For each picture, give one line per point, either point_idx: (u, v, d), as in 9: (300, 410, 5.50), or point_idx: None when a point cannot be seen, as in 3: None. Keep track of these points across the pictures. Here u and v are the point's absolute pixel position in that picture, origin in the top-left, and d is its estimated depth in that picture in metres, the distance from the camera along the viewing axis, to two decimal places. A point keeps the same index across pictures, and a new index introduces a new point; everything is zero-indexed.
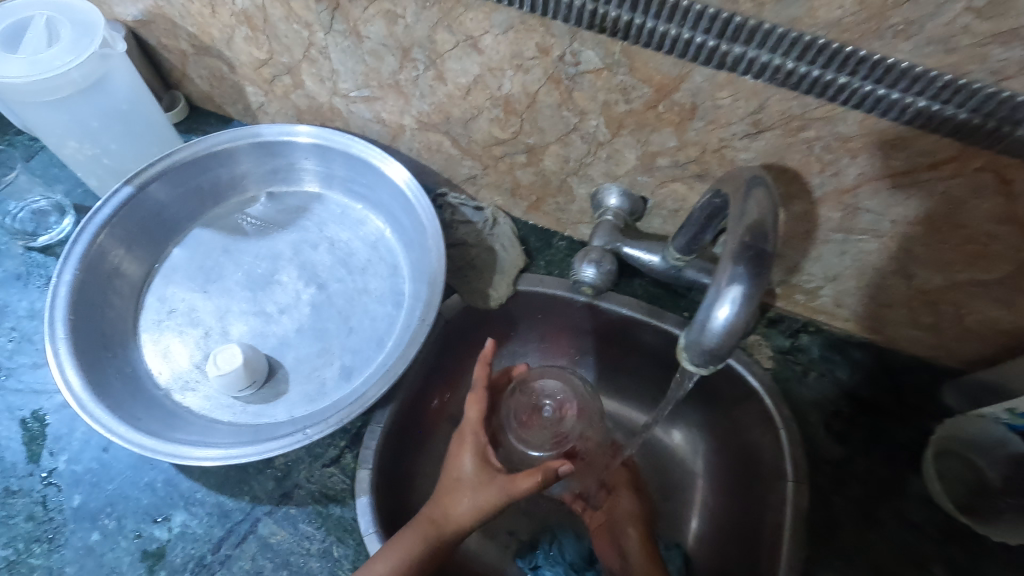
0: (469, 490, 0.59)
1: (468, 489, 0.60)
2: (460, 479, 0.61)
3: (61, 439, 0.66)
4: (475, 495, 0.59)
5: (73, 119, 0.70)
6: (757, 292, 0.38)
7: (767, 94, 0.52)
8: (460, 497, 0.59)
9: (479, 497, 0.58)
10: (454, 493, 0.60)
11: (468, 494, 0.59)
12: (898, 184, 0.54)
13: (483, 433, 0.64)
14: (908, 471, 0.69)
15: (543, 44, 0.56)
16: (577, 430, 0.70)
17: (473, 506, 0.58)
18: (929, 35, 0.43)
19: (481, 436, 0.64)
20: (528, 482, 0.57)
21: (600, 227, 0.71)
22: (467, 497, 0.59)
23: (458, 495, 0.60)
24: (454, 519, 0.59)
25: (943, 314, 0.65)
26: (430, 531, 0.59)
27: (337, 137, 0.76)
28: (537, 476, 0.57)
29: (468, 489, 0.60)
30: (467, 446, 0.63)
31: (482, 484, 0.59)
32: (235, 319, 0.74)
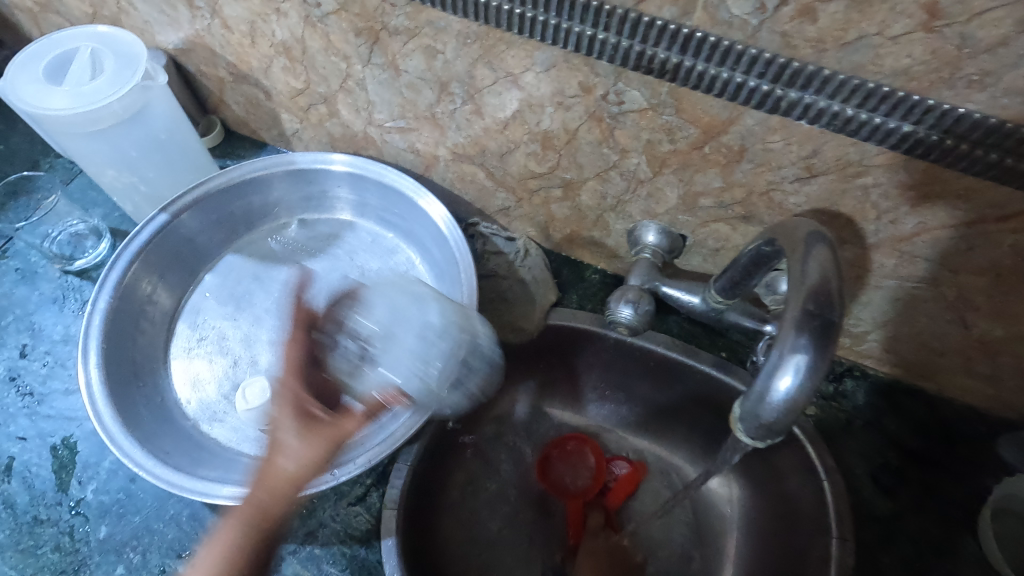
0: (298, 453, 0.56)
1: (297, 452, 0.56)
2: (285, 446, 0.56)
3: (90, 468, 0.66)
4: (303, 454, 0.56)
5: (113, 149, 0.70)
6: (822, 366, 0.36)
7: (823, 139, 0.49)
8: (288, 460, 0.56)
9: (306, 456, 0.56)
10: (278, 457, 0.56)
11: (299, 456, 0.56)
12: (961, 234, 0.51)
13: (303, 380, 0.59)
14: (962, 531, 0.64)
15: (586, 82, 0.55)
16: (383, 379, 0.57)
17: (302, 467, 0.56)
18: (1007, 86, 0.40)
19: (298, 381, 0.59)
20: (356, 422, 0.58)
21: (637, 265, 0.69)
22: (294, 460, 0.56)
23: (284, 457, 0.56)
24: (287, 485, 0.55)
25: (1004, 366, 0.62)
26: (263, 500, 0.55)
27: (371, 166, 0.75)
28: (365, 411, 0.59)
29: (294, 452, 0.56)
30: (281, 411, 0.58)
31: (309, 444, 0.56)
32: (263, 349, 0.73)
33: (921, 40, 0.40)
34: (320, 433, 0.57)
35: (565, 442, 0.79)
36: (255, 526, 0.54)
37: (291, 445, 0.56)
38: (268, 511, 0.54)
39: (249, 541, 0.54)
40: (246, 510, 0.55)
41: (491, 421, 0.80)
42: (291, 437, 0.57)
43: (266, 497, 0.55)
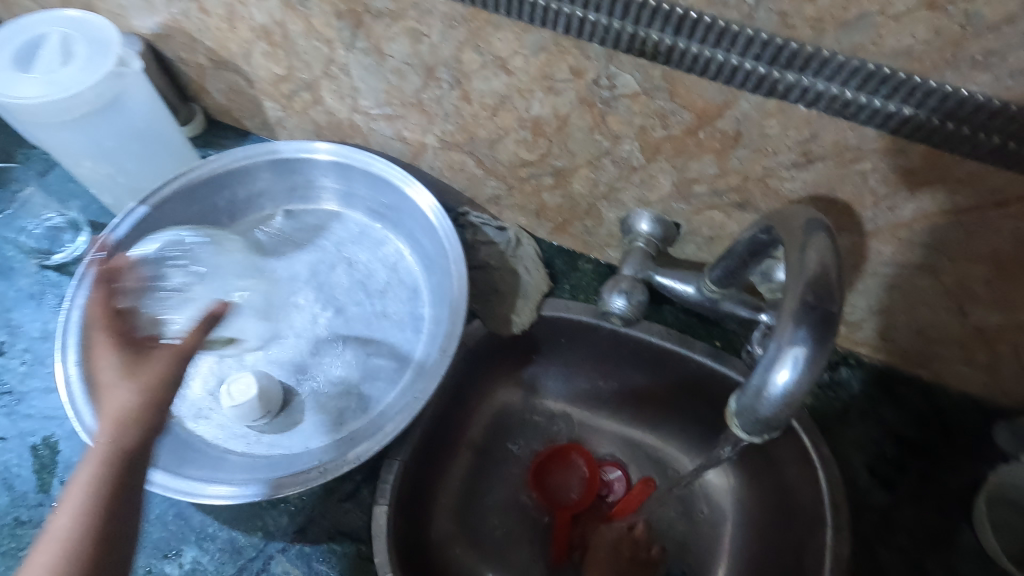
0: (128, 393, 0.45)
1: (119, 388, 0.46)
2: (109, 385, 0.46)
3: (72, 467, 0.64)
4: (136, 382, 0.46)
5: (89, 139, 0.68)
6: (822, 359, 0.35)
7: (822, 124, 0.48)
8: (121, 396, 0.45)
9: (141, 380, 0.46)
10: (109, 401, 0.45)
11: (131, 385, 0.45)
12: (961, 221, 0.50)
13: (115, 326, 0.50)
14: (958, 520, 0.64)
15: (577, 66, 0.53)
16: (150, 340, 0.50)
17: (146, 394, 0.45)
18: (1012, 66, 0.39)
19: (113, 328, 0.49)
20: (186, 337, 0.49)
21: (630, 255, 0.67)
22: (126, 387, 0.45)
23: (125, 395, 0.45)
24: (121, 422, 0.44)
25: (1001, 353, 0.61)
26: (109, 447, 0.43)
27: (357, 155, 0.73)
28: (197, 328, 0.51)
29: (124, 384, 0.46)
30: (100, 344, 0.48)
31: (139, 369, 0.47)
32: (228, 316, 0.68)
33: (925, 19, 0.39)
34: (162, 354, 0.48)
35: (554, 453, 0.77)
36: (110, 482, 0.42)
37: (114, 384, 0.46)
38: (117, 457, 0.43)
39: (105, 504, 0.41)
40: (88, 476, 0.42)
41: (485, 413, 0.79)
42: (118, 372, 0.46)
43: (112, 448, 0.43)
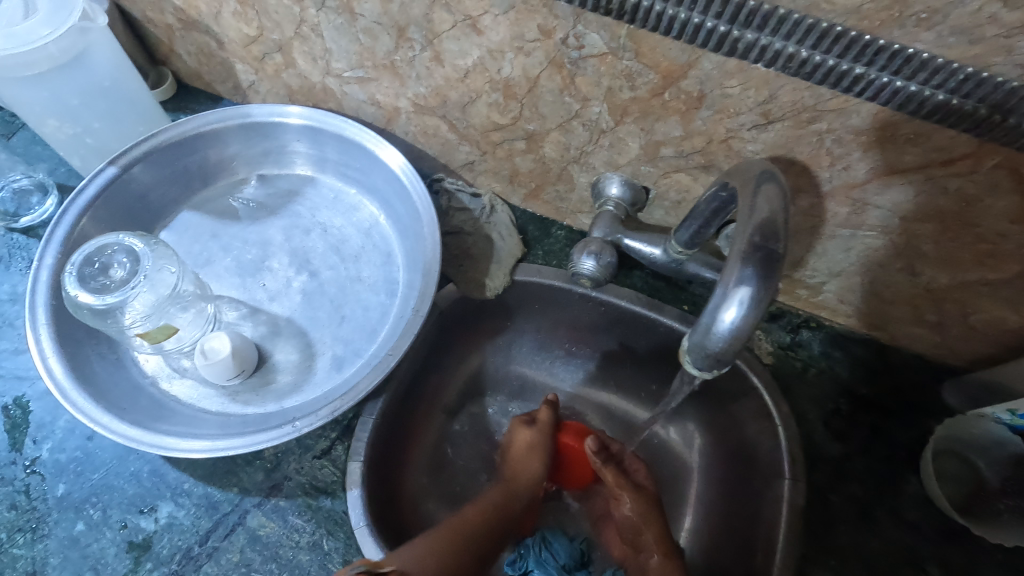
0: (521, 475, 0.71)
1: (529, 458, 0.72)
2: (522, 453, 0.72)
3: (45, 427, 0.64)
4: (531, 450, 0.72)
5: (52, 97, 0.67)
6: (766, 297, 0.37)
7: (779, 83, 0.49)
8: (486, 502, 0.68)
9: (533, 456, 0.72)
10: (524, 458, 0.72)
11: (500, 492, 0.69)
12: (910, 179, 0.53)
13: (518, 457, 0.72)
14: (905, 471, 0.68)
15: (546, 25, 0.54)
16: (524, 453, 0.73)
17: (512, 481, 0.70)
18: (954, 24, 0.41)
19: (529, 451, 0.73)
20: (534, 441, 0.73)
21: (600, 218, 0.69)
22: (532, 475, 0.71)
23: (517, 489, 0.70)
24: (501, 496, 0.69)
25: (949, 311, 0.64)
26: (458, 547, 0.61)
27: (329, 119, 0.73)
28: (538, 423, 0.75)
29: (492, 502, 0.68)
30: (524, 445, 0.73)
31: (533, 451, 0.72)
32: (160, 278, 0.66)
33: None
34: (542, 451, 0.72)
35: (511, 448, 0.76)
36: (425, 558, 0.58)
37: (529, 446, 0.73)
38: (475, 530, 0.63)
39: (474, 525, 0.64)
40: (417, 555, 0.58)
41: (460, 377, 0.80)
42: (525, 444, 0.73)
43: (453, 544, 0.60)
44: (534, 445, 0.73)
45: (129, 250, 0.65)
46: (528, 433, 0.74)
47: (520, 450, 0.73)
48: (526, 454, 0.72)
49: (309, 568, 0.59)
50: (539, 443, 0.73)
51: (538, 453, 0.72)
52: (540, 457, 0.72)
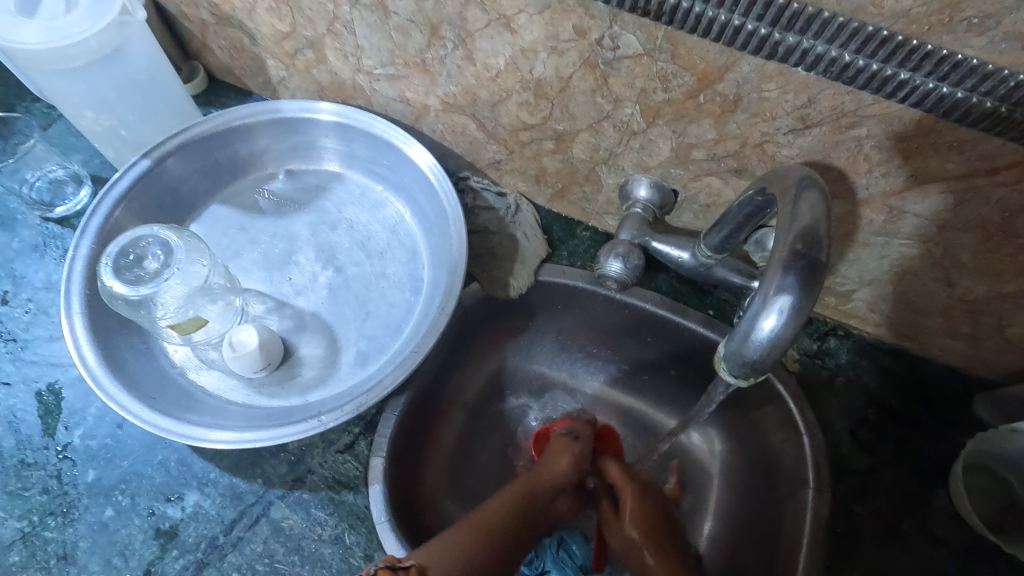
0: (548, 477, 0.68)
1: (559, 460, 0.69)
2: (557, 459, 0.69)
3: (76, 414, 0.66)
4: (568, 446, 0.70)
5: (89, 89, 0.68)
6: (808, 306, 0.36)
7: (819, 88, 0.49)
8: (504, 496, 0.65)
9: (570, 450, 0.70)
10: (557, 455, 0.69)
11: (520, 493, 0.65)
12: (951, 188, 0.52)
13: (555, 452, 0.70)
14: (935, 484, 0.66)
15: (581, 25, 0.54)
16: (564, 452, 0.70)
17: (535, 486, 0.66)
18: (1007, 30, 0.40)
19: (572, 451, 0.70)
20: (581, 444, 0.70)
21: (628, 220, 0.68)
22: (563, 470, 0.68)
23: (544, 484, 0.67)
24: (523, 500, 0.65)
25: (984, 323, 0.63)
26: (482, 550, 0.59)
27: (359, 116, 0.73)
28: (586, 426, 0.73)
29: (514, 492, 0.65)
30: (559, 446, 0.70)
31: (569, 447, 0.70)
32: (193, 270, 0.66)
33: None
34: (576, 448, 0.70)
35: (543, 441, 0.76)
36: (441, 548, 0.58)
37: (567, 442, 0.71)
38: (489, 533, 0.60)
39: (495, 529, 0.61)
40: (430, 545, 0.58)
41: (482, 376, 0.80)
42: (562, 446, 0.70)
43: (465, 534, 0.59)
44: (570, 446, 0.70)
45: (163, 242, 0.66)
46: (567, 443, 0.70)
47: (557, 451, 0.70)
48: (559, 448, 0.70)
49: (330, 562, 0.60)
50: (574, 448, 0.70)
51: (574, 455, 0.69)
52: (575, 461, 0.69)
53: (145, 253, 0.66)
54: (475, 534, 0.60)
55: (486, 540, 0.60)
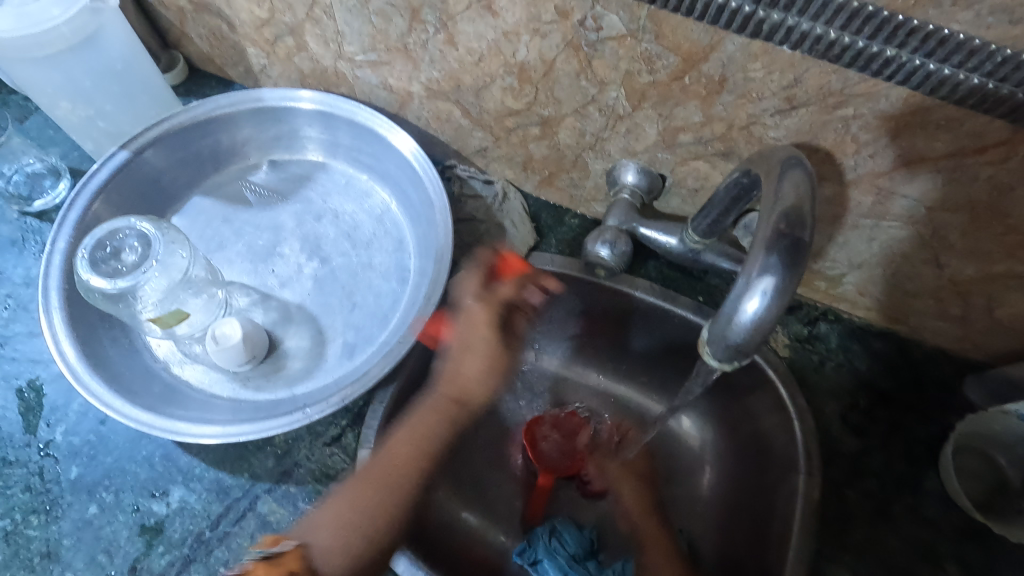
0: (461, 387, 0.66)
1: (471, 355, 0.67)
2: (468, 366, 0.67)
3: (58, 410, 0.65)
4: (480, 325, 0.67)
5: (64, 79, 0.67)
6: (790, 286, 0.36)
7: (804, 66, 0.48)
8: (422, 421, 0.64)
9: (484, 326, 0.67)
10: (467, 352, 0.67)
11: (418, 438, 0.63)
12: (939, 167, 0.51)
13: (461, 335, 0.67)
14: (925, 467, 0.66)
15: (563, 6, 0.53)
16: (489, 328, 0.68)
17: (463, 400, 0.66)
18: (993, 3, 0.39)
19: (484, 334, 0.67)
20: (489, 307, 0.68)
21: (615, 206, 0.68)
22: (479, 365, 0.67)
23: (466, 393, 0.66)
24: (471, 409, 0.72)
25: (974, 305, 0.62)
26: (393, 488, 0.59)
27: (341, 103, 0.72)
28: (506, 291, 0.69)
29: (432, 421, 0.64)
30: (472, 344, 0.67)
31: (491, 338, 0.68)
32: (173, 263, 0.64)
33: None
34: (490, 329, 0.68)
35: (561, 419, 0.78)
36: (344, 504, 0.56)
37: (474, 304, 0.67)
38: (387, 486, 0.59)
39: (416, 464, 0.61)
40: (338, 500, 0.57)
41: None
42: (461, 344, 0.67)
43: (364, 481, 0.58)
44: (488, 334, 0.67)
45: (140, 233, 0.64)
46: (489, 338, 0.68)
47: (471, 355, 0.67)
48: (470, 328, 0.67)
49: None
50: (488, 333, 0.67)
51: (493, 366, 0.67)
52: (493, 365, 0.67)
53: (128, 244, 0.64)
54: (383, 482, 0.59)
55: (384, 484, 0.59)
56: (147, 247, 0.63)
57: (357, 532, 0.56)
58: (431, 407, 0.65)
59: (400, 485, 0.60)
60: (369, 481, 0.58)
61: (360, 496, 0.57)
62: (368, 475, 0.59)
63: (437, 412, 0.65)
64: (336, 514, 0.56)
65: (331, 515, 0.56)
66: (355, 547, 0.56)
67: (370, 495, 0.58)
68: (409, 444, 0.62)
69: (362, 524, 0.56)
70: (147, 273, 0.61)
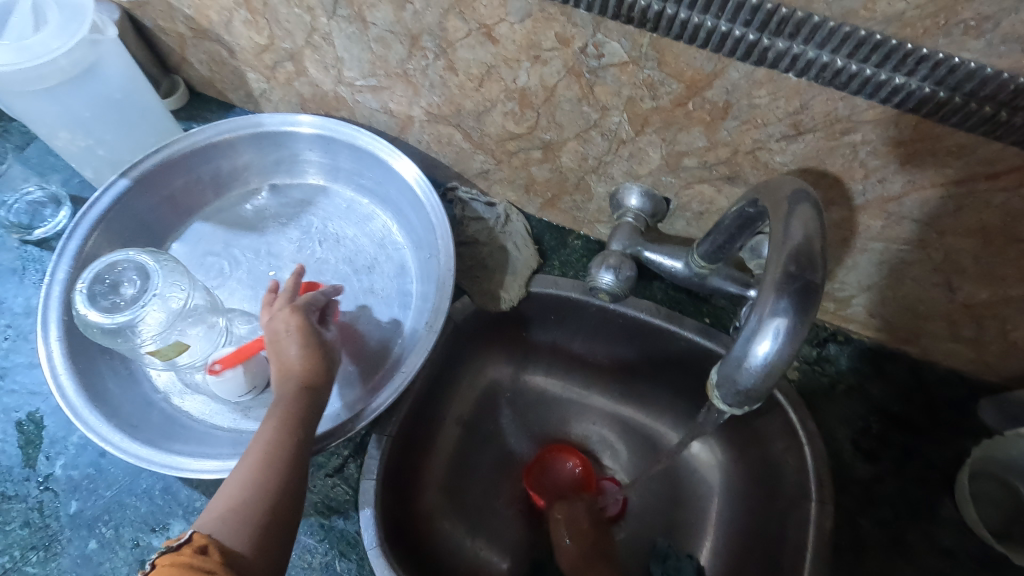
0: (300, 368, 0.55)
1: (287, 345, 0.57)
2: (291, 362, 0.55)
3: (58, 443, 0.64)
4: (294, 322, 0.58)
5: (64, 110, 0.66)
6: (802, 329, 0.34)
7: (811, 93, 0.47)
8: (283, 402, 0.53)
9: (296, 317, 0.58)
10: (286, 340, 0.57)
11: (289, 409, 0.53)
12: (951, 193, 0.50)
13: (288, 340, 0.57)
14: (940, 493, 0.65)
15: (563, 33, 0.52)
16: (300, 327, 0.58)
17: (314, 382, 0.55)
18: (1006, 32, 0.38)
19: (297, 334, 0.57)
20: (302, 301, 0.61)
21: (619, 229, 0.66)
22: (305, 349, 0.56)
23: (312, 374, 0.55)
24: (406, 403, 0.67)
25: (988, 328, 0.61)
26: (280, 465, 0.49)
27: (341, 128, 0.72)
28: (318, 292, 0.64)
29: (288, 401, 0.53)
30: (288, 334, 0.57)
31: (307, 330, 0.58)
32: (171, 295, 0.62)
33: None
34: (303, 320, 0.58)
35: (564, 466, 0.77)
36: (240, 490, 0.47)
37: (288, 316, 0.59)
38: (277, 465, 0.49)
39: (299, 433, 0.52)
40: (229, 493, 0.47)
41: (476, 389, 0.79)
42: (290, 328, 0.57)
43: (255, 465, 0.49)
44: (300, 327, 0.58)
45: (139, 266, 0.63)
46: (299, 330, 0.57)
47: (285, 346, 0.57)
48: (279, 336, 0.57)
49: None
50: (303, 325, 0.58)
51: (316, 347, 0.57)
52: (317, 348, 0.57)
53: (126, 275, 0.63)
54: (271, 454, 0.50)
55: (273, 460, 0.49)
56: (144, 279, 0.61)
57: (260, 512, 0.47)
58: (277, 394, 0.54)
59: (293, 455, 0.50)
60: (251, 465, 0.49)
61: (249, 475, 0.48)
62: (253, 457, 0.50)
63: (287, 392, 0.54)
64: (223, 505, 0.46)
65: (234, 505, 0.46)
66: (262, 528, 0.46)
67: (254, 473, 0.48)
68: (279, 418, 0.52)
69: (265, 503, 0.47)
70: (145, 306, 0.59)
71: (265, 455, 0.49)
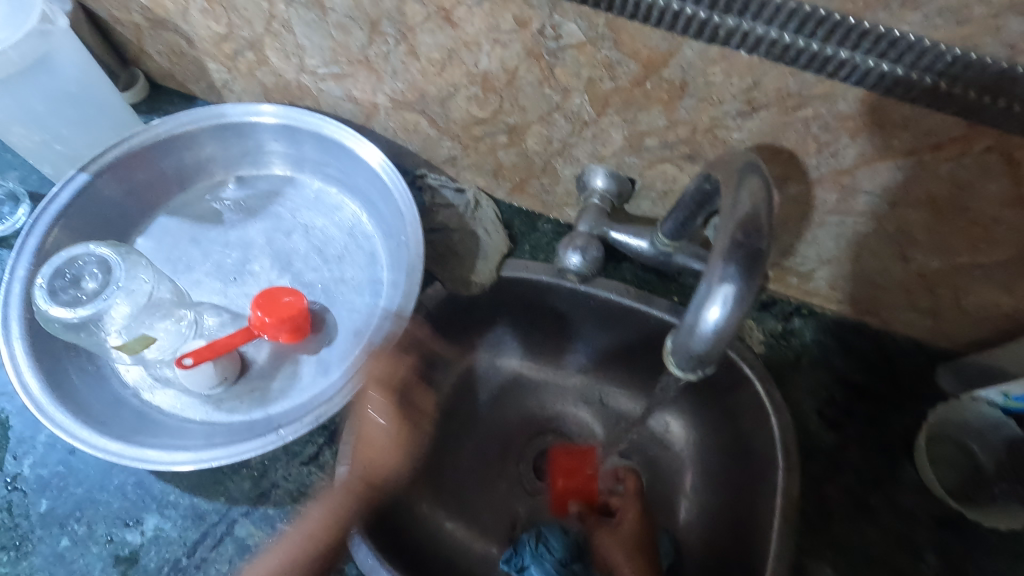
0: (360, 485, 0.60)
1: (389, 454, 0.65)
2: (377, 437, 0.65)
3: (25, 442, 0.63)
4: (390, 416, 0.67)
5: (16, 103, 0.65)
6: (750, 294, 0.36)
7: (762, 70, 0.48)
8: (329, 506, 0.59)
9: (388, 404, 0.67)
10: (371, 424, 0.65)
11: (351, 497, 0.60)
12: (900, 164, 0.51)
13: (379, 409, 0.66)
14: (899, 457, 0.67)
15: (521, 15, 0.52)
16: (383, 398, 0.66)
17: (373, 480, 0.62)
18: (940, 5, 0.40)
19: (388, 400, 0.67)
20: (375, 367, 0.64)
21: (586, 211, 0.68)
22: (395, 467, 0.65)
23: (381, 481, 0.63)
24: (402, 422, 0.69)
25: (942, 296, 0.63)
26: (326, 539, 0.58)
27: (305, 117, 0.71)
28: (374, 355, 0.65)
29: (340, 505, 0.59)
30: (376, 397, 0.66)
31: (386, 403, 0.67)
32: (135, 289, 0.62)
33: None
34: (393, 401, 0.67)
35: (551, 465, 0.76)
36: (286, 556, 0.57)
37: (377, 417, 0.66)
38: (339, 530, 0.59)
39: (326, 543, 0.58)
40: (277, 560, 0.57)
41: (453, 375, 0.80)
42: (378, 398, 0.66)
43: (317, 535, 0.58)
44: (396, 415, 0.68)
45: (100, 259, 0.62)
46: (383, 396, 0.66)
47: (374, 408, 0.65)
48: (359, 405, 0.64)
49: None
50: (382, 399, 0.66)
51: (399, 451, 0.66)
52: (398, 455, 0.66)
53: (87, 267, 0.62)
54: (319, 532, 0.58)
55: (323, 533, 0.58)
56: (106, 273, 0.61)
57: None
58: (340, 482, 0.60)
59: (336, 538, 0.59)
60: (295, 544, 0.58)
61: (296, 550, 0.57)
62: (288, 549, 0.57)
63: (349, 486, 0.60)
64: None
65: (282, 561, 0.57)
66: None
67: (298, 549, 0.57)
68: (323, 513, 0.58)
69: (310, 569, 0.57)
70: (108, 299, 0.59)
71: (311, 540, 0.57)
